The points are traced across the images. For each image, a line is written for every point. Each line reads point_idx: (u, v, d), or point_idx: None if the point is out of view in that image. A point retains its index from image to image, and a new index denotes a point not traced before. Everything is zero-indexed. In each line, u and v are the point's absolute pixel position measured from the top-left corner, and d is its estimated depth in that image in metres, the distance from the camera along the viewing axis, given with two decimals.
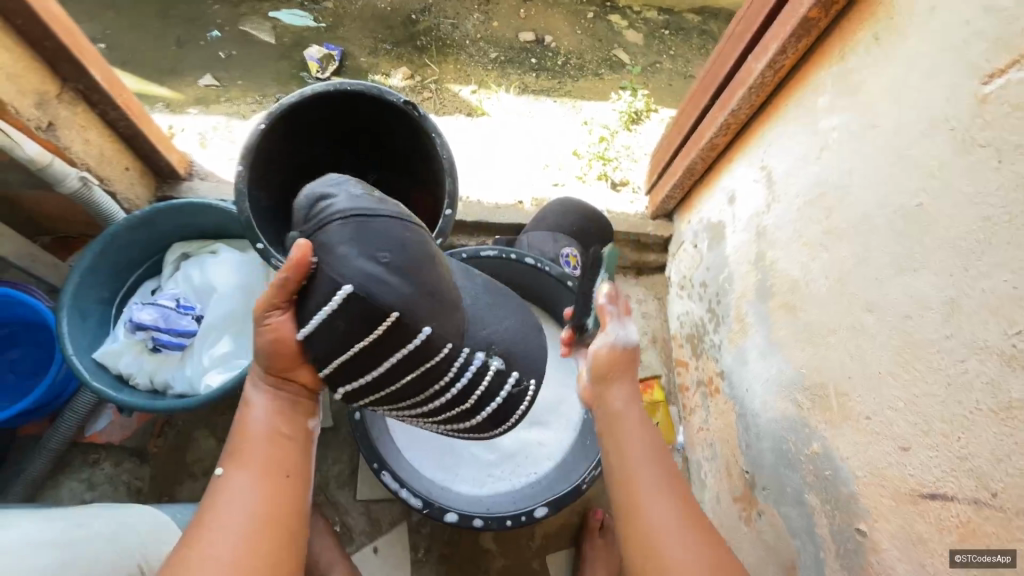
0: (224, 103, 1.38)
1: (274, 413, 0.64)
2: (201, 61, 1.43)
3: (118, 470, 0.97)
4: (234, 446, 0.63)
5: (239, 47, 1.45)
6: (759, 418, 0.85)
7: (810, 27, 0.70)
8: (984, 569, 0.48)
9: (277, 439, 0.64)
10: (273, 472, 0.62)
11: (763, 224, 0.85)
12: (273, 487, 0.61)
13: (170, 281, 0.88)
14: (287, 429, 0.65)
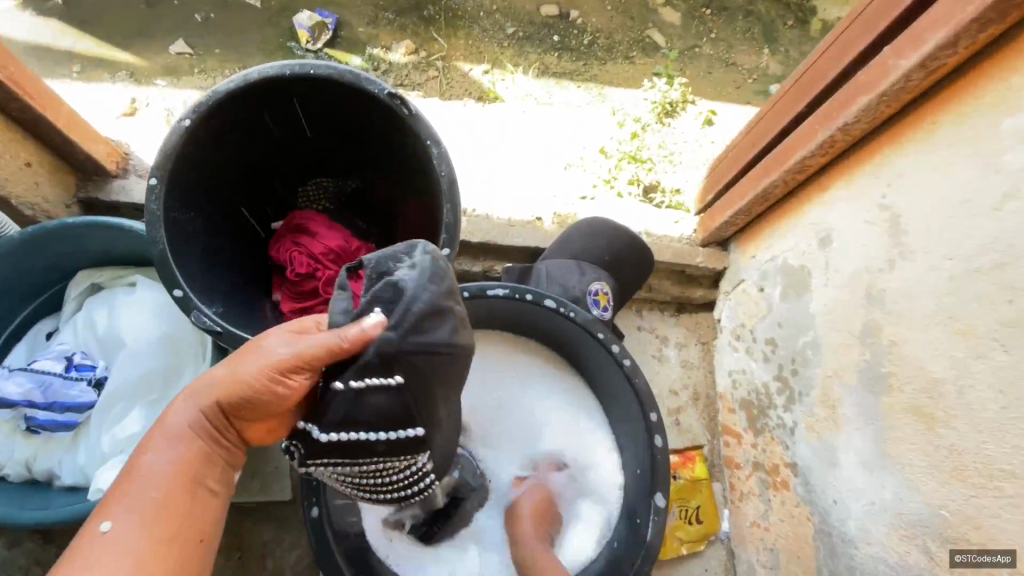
0: (197, 75, 1.14)
1: (197, 456, 0.46)
2: (176, 23, 1.18)
3: (15, 552, 0.76)
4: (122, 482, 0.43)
5: (219, 9, 1.19)
6: (854, 545, 0.63)
7: (1011, 8, 0.46)
8: (980, 567, 0.49)
9: (191, 490, 0.45)
10: (172, 537, 0.43)
11: (878, 285, 0.61)
12: (168, 556, 0.42)
13: (68, 325, 0.66)
14: (209, 481, 0.46)
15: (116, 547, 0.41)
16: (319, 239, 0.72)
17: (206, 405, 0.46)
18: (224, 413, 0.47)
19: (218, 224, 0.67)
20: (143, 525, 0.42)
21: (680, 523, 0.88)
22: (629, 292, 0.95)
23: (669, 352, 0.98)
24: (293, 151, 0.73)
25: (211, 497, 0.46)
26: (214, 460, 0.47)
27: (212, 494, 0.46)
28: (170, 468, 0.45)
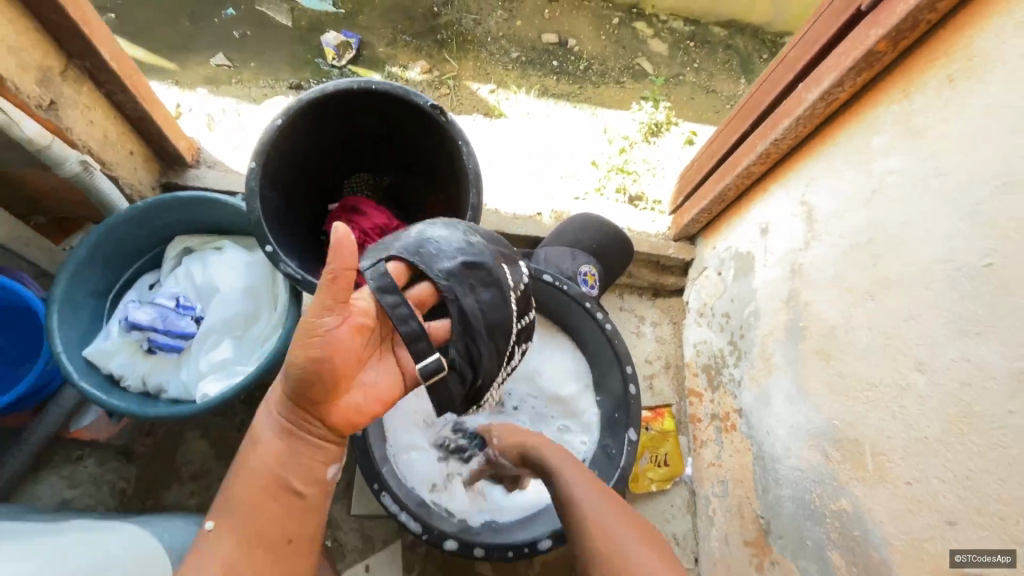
0: (234, 85, 1.32)
1: (282, 462, 0.58)
2: (211, 39, 1.37)
3: (103, 468, 0.93)
4: (230, 490, 0.58)
5: (254, 28, 1.39)
6: (780, 463, 0.81)
7: (874, 61, 0.66)
8: (983, 568, 0.50)
9: (276, 496, 0.58)
10: (262, 535, 0.56)
11: (800, 261, 0.81)
12: (257, 553, 0.55)
13: (169, 277, 0.84)
14: (295, 482, 0.59)
15: (218, 543, 0.55)
16: (369, 216, 0.91)
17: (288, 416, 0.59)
18: (304, 415, 0.59)
19: (290, 202, 0.85)
20: (240, 526, 0.56)
21: (651, 466, 1.06)
22: (613, 277, 1.14)
23: (646, 329, 1.17)
24: (348, 149, 0.92)
25: (295, 498, 0.59)
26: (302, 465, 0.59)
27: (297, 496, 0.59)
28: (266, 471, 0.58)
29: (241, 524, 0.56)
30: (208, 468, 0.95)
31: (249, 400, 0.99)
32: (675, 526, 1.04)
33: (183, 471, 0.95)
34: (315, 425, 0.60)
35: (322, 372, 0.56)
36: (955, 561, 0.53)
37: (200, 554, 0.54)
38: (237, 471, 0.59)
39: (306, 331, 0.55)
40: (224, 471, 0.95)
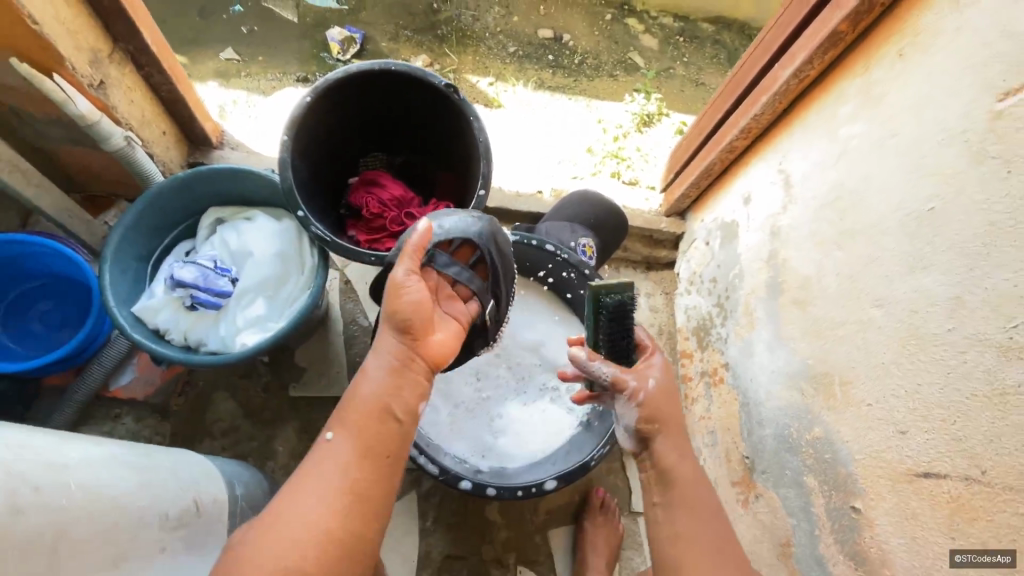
0: (244, 78, 1.40)
1: (387, 393, 0.67)
2: (223, 34, 1.44)
3: (139, 425, 1.00)
4: (344, 409, 0.66)
5: (261, 23, 1.46)
6: (763, 406, 0.90)
7: (837, 40, 0.75)
8: (982, 567, 0.52)
9: (382, 418, 0.65)
10: (372, 450, 0.63)
11: (778, 223, 0.90)
12: (366, 465, 0.62)
13: (206, 244, 0.92)
14: (397, 410, 0.66)
15: (336, 453, 0.62)
16: (386, 189, 0.99)
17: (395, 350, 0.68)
18: (403, 353, 0.69)
19: (316, 175, 0.93)
20: (354, 437, 0.64)
21: None
22: (610, 250, 1.22)
23: (640, 299, 1.26)
24: (367, 128, 1.00)
25: (397, 424, 0.66)
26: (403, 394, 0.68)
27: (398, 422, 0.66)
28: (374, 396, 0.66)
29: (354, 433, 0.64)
30: (237, 424, 1.03)
31: (272, 362, 1.06)
32: None
33: (213, 427, 1.02)
34: (412, 363, 0.69)
35: (411, 317, 0.68)
36: (954, 560, 0.55)
37: (323, 459, 0.62)
38: (346, 401, 0.67)
39: (393, 290, 0.69)
40: (251, 427, 1.03)
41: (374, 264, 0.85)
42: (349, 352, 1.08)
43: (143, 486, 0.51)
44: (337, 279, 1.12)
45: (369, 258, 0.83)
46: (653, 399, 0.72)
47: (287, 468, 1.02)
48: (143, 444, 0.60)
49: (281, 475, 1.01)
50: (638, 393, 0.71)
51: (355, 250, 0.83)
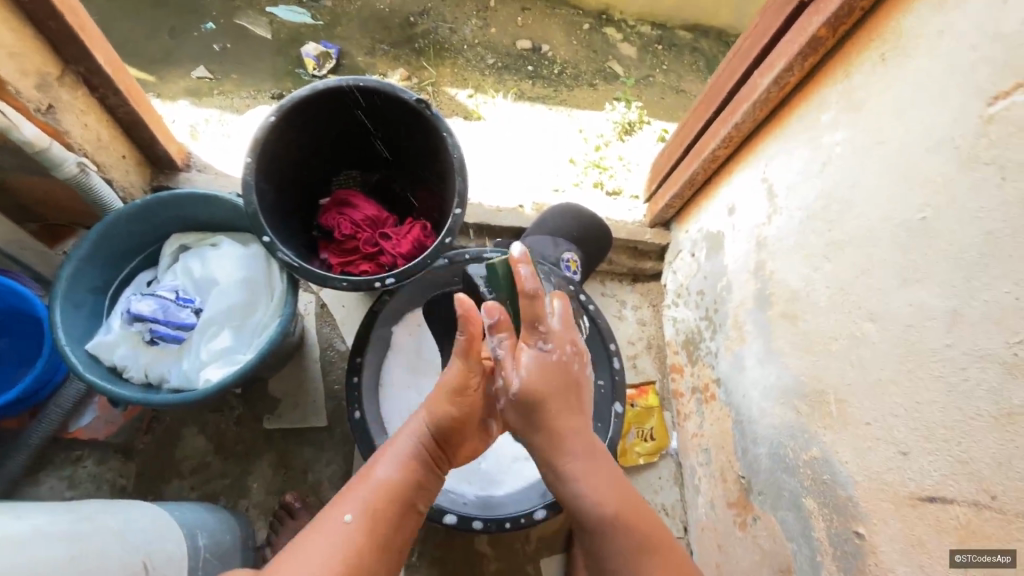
0: (216, 96, 1.35)
1: (414, 483, 0.64)
2: (193, 52, 1.40)
3: (102, 467, 0.94)
4: (365, 488, 0.62)
5: (233, 40, 1.42)
6: (756, 423, 0.86)
7: (817, 46, 0.73)
8: (984, 568, 0.50)
9: (406, 509, 0.62)
10: (391, 543, 0.60)
11: (764, 234, 0.87)
12: (382, 559, 0.58)
13: (167, 273, 0.88)
14: (418, 504, 0.64)
15: (352, 533, 0.57)
16: (359, 209, 0.96)
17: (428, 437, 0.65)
18: (440, 448, 0.66)
19: (283, 196, 0.89)
20: (375, 524, 0.59)
21: (638, 440, 1.11)
22: (595, 263, 1.19)
23: (627, 313, 1.22)
24: (337, 146, 0.96)
25: (415, 517, 0.64)
26: (425, 487, 0.65)
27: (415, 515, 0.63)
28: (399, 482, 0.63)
29: (373, 521, 0.59)
30: (208, 461, 0.97)
31: (245, 394, 1.00)
32: (663, 497, 1.09)
33: (182, 466, 0.97)
34: (444, 460, 0.67)
35: (465, 421, 0.66)
36: (953, 560, 0.53)
37: (336, 540, 0.57)
38: (366, 478, 0.63)
39: (448, 389, 0.65)
40: (224, 463, 0.97)
41: (346, 288, 0.81)
42: (326, 380, 1.04)
43: (77, 556, 0.48)
44: (312, 303, 1.07)
45: (341, 283, 0.78)
46: (523, 401, 0.64)
47: (263, 506, 0.96)
48: (78, 506, 0.56)
49: (256, 514, 0.96)
50: (509, 389, 0.64)
51: (322, 276, 0.78)
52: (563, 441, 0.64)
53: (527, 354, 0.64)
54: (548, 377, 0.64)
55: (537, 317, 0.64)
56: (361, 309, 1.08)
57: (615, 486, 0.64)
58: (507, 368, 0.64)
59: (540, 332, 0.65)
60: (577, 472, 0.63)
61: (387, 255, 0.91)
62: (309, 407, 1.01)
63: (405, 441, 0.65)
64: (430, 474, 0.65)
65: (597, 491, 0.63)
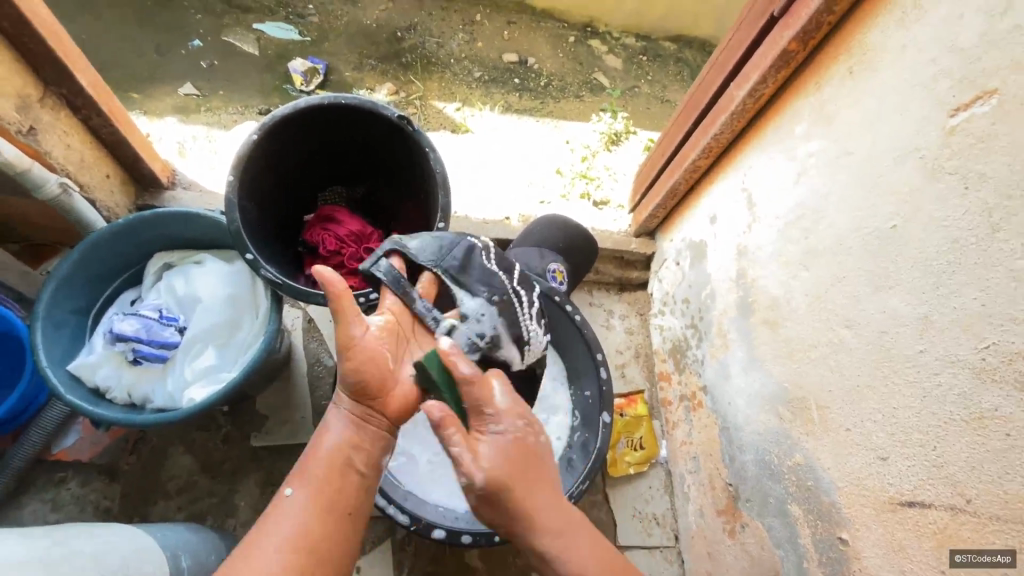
0: (204, 113, 1.35)
1: (349, 444, 0.63)
2: (181, 69, 1.40)
3: (85, 489, 0.93)
4: (304, 463, 0.62)
5: (221, 57, 1.43)
6: (742, 430, 0.87)
7: (789, 59, 0.75)
8: (982, 568, 0.50)
9: (344, 469, 0.62)
10: (335, 504, 0.60)
11: (745, 242, 0.88)
12: (326, 522, 0.59)
13: (151, 291, 0.87)
14: (359, 464, 0.63)
15: (295, 507, 0.59)
16: (344, 224, 0.97)
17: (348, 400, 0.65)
18: (364, 405, 0.65)
19: (267, 213, 0.89)
20: (315, 493, 0.60)
21: (628, 450, 1.11)
22: (581, 273, 1.19)
23: (614, 322, 1.23)
24: (322, 161, 0.97)
25: (360, 477, 0.63)
26: (362, 446, 0.64)
27: (359, 474, 0.63)
28: (338, 446, 0.63)
29: (311, 491, 0.60)
30: (194, 480, 0.96)
31: (232, 411, 1.00)
32: (654, 506, 1.09)
33: (168, 486, 0.96)
34: (375, 414, 0.65)
35: (368, 372, 0.64)
36: (952, 561, 0.52)
37: (283, 517, 0.58)
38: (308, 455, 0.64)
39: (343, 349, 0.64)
40: (210, 483, 0.96)
41: (330, 304, 0.81)
42: (314, 396, 1.03)
43: None
44: (299, 318, 1.07)
45: (325, 299, 0.78)
46: (490, 493, 0.58)
47: (250, 524, 0.95)
48: (54, 530, 0.56)
49: (244, 532, 0.95)
50: (473, 484, 0.58)
51: (305, 292, 0.78)
52: (536, 523, 0.59)
53: (484, 444, 0.59)
54: (510, 460, 0.60)
55: (483, 399, 0.62)
56: None
57: (598, 549, 0.61)
58: (468, 464, 0.58)
59: (490, 413, 0.62)
60: (560, 550, 0.59)
61: None
62: (297, 423, 1.01)
63: (331, 413, 0.65)
64: (364, 431, 0.64)
65: (580, 566, 0.59)
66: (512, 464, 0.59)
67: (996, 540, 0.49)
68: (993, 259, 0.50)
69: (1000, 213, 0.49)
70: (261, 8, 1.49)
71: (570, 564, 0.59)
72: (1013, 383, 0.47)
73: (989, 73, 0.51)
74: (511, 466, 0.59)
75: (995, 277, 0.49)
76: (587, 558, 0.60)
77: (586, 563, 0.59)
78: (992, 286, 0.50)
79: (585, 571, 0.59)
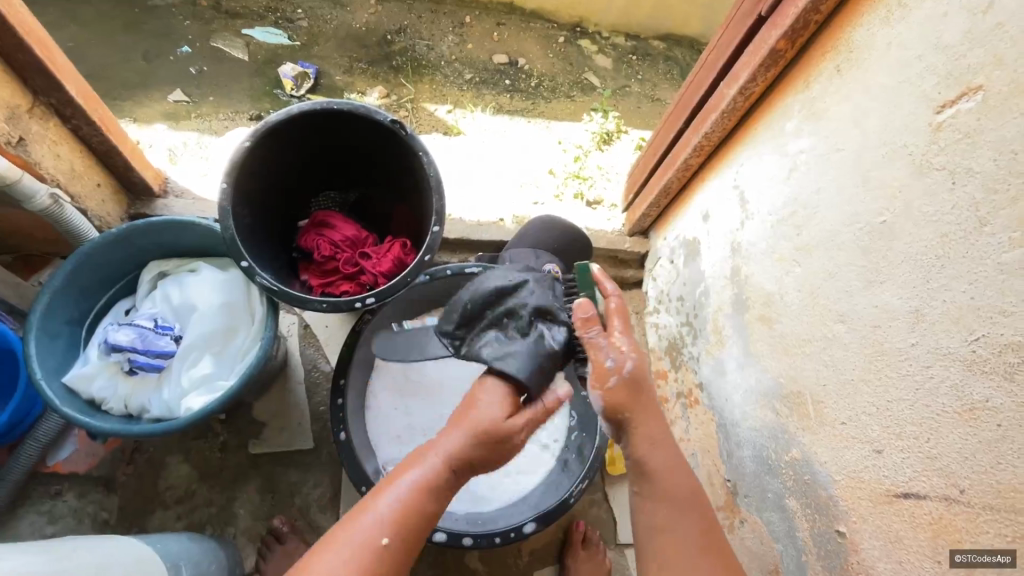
0: (195, 119, 1.34)
1: (441, 503, 0.60)
2: (170, 76, 1.39)
3: (82, 500, 0.93)
4: (391, 500, 0.58)
5: (210, 63, 1.42)
6: (739, 426, 0.87)
7: (777, 58, 0.76)
8: (984, 568, 0.49)
9: (426, 520, 0.58)
10: (411, 564, 0.57)
11: (738, 240, 0.89)
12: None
13: (146, 300, 0.87)
14: (433, 517, 0.60)
15: (380, 555, 0.54)
16: (338, 230, 0.96)
17: (464, 467, 0.60)
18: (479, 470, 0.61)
19: (261, 220, 0.89)
20: (401, 546, 0.56)
21: None
22: None
23: None
24: (316, 166, 0.97)
25: (430, 533, 0.60)
26: (449, 507, 0.61)
27: (437, 536, 0.60)
28: (430, 504, 0.59)
29: (399, 545, 0.56)
30: (193, 489, 0.96)
31: (229, 419, 1.00)
32: None
33: (166, 496, 0.95)
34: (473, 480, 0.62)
35: (487, 451, 0.60)
36: (953, 560, 0.52)
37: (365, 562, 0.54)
38: (395, 490, 0.58)
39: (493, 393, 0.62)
40: (209, 491, 0.96)
41: (326, 309, 0.81)
42: (311, 402, 1.03)
43: None
44: (295, 324, 1.06)
45: (321, 305, 0.78)
46: (630, 381, 0.68)
47: (250, 532, 0.95)
48: (51, 544, 0.55)
49: (244, 540, 0.95)
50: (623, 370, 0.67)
51: (300, 298, 0.78)
52: (652, 415, 0.69)
53: (621, 333, 0.68)
54: (641, 359, 0.69)
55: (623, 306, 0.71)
56: (344, 328, 1.07)
57: (682, 470, 0.69)
58: (614, 352, 0.67)
59: (620, 321, 0.70)
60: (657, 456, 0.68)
61: (367, 275, 0.92)
62: (295, 429, 1.01)
63: (438, 468, 0.60)
64: (453, 493, 0.61)
65: (672, 471, 0.68)
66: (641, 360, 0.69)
67: (988, 531, 0.50)
68: (981, 253, 0.51)
69: (988, 207, 0.50)
70: (249, 13, 1.49)
71: (665, 454, 0.68)
72: (1002, 373, 0.48)
73: (974, 70, 0.52)
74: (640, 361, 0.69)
75: (983, 269, 0.50)
76: (672, 461, 0.68)
77: (666, 464, 0.68)
78: (981, 279, 0.50)
79: (672, 470, 0.68)
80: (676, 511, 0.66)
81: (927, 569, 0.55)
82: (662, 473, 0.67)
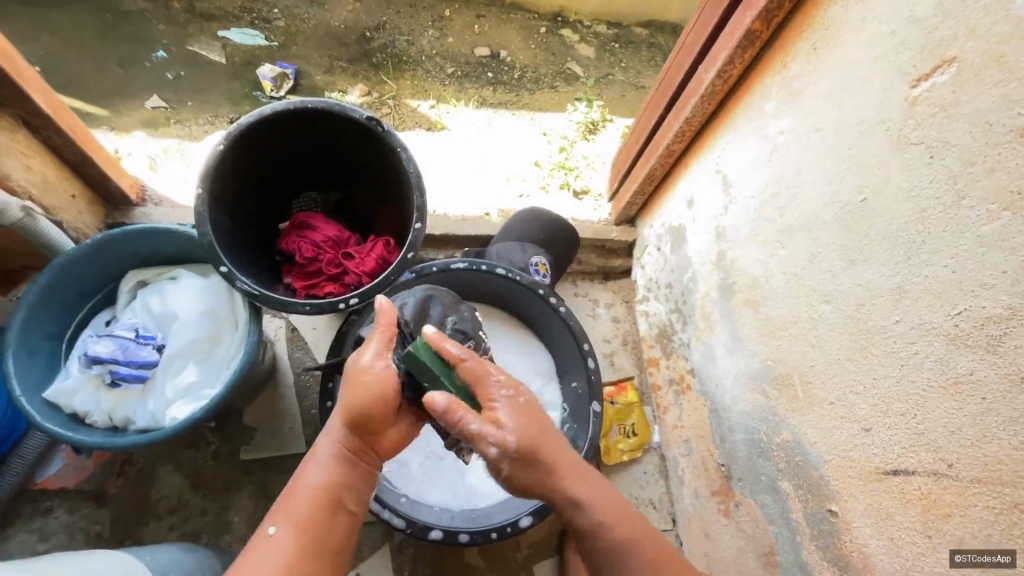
0: (174, 125, 1.32)
1: (336, 481, 0.64)
2: (146, 81, 1.37)
3: (73, 516, 0.92)
4: (285, 500, 0.63)
5: (187, 67, 1.40)
6: (730, 410, 0.87)
7: (754, 38, 0.75)
8: (984, 569, 0.48)
9: (328, 502, 0.62)
10: (324, 542, 0.60)
11: (722, 224, 0.88)
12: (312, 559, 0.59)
13: (127, 310, 0.86)
14: (348, 501, 0.64)
15: (280, 543, 0.59)
16: (319, 231, 0.95)
17: (343, 436, 0.65)
18: (358, 438, 0.66)
19: (239, 224, 0.88)
20: (302, 529, 0.60)
21: (621, 437, 1.12)
22: (564, 265, 1.19)
23: (601, 310, 1.23)
24: (295, 168, 0.95)
25: (349, 515, 0.64)
26: (352, 485, 0.65)
27: (348, 514, 0.64)
28: (322, 485, 0.63)
29: (298, 527, 0.60)
30: (185, 500, 0.95)
31: (219, 427, 0.99)
32: (650, 491, 1.10)
33: (159, 507, 0.94)
34: (366, 452, 0.67)
35: (372, 406, 0.63)
36: (953, 560, 0.51)
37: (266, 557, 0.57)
38: (288, 492, 0.64)
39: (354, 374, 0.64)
40: (202, 500, 0.95)
41: (310, 312, 0.80)
42: (302, 406, 1.02)
43: None
44: (282, 328, 1.05)
45: (305, 308, 0.77)
46: (519, 456, 0.62)
47: (246, 539, 0.95)
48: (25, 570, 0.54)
49: (239, 548, 0.94)
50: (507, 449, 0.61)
51: (283, 302, 0.77)
52: (563, 470, 0.65)
53: (497, 408, 0.63)
54: (523, 421, 0.63)
55: (482, 372, 0.65)
56: (333, 330, 1.06)
57: (617, 508, 0.67)
58: (489, 433, 0.60)
59: (489, 387, 0.64)
60: (589, 498, 0.66)
61: (351, 275, 0.91)
62: (286, 433, 1.00)
63: (324, 447, 0.66)
64: (354, 468, 0.65)
65: (602, 514, 0.65)
66: (531, 419, 0.64)
67: (976, 504, 0.50)
68: (961, 226, 0.50)
69: (965, 180, 0.50)
70: (225, 15, 1.46)
71: (595, 511, 0.65)
72: (985, 346, 0.48)
73: (947, 42, 0.51)
74: (529, 419, 0.64)
75: (963, 243, 0.50)
76: (603, 505, 0.66)
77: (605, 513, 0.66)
78: (962, 253, 0.50)
79: (611, 518, 0.66)
80: (619, 565, 0.64)
81: (916, 544, 0.55)
82: (604, 524, 0.65)
